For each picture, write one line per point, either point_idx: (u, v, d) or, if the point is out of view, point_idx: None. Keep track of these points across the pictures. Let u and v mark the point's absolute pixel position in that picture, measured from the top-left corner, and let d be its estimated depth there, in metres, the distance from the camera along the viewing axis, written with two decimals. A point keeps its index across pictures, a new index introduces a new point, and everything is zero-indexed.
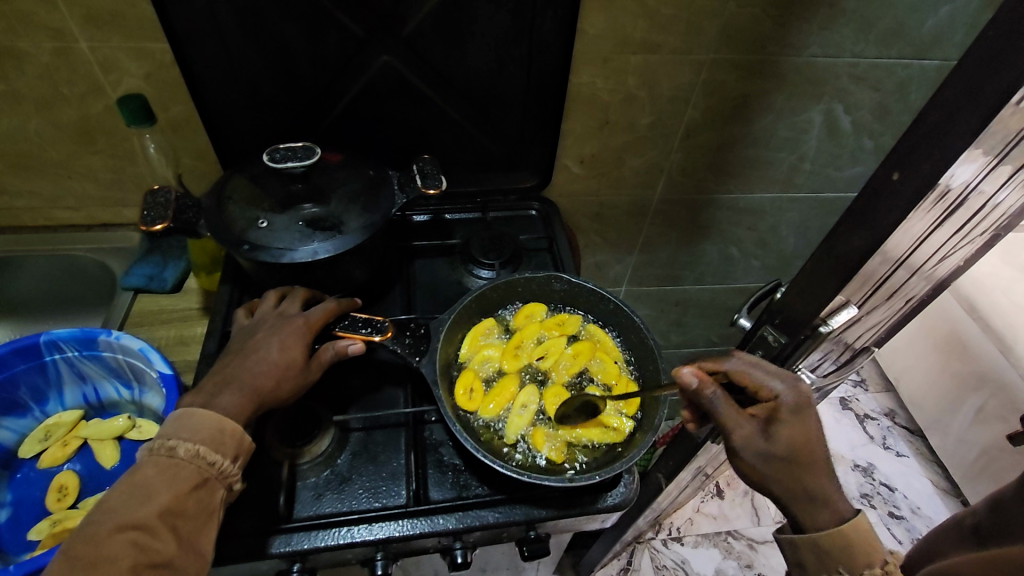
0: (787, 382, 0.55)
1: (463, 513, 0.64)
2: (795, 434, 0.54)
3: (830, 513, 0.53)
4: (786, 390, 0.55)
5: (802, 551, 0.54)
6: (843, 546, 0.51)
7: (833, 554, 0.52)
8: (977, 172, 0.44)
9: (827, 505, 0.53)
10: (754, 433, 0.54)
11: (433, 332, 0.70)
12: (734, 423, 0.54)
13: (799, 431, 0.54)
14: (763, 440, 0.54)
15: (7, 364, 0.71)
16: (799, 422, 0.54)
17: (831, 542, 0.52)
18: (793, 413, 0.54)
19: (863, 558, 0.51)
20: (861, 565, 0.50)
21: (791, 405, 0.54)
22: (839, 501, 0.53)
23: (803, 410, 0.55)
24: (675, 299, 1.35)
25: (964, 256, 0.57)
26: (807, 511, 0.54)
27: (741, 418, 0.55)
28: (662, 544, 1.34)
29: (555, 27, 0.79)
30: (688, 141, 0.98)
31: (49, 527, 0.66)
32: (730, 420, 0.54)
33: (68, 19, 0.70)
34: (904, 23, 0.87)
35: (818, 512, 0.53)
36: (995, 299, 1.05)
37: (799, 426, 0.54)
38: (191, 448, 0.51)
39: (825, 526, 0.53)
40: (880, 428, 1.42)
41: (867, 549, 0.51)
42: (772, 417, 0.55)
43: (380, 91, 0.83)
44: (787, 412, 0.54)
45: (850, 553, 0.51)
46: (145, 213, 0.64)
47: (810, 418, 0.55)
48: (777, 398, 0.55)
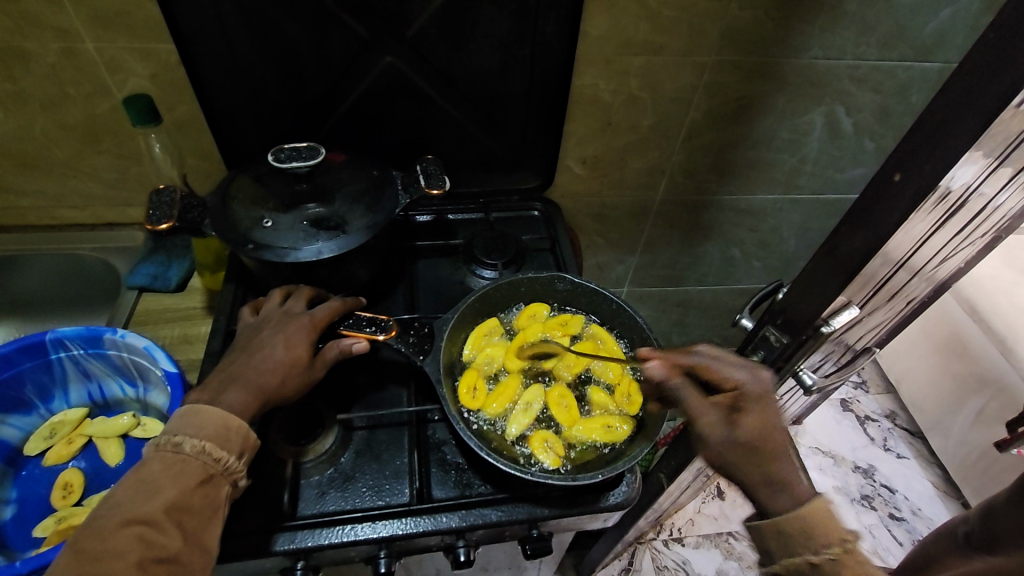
0: (748, 375, 0.58)
1: (466, 512, 0.64)
2: (757, 421, 0.54)
3: (789, 496, 0.51)
4: (747, 380, 0.57)
5: (767, 538, 0.52)
6: (802, 528, 0.49)
7: (794, 537, 0.50)
8: (977, 174, 0.45)
9: (785, 489, 0.52)
10: (717, 420, 0.56)
11: (436, 331, 0.71)
12: (699, 410, 0.57)
13: (761, 418, 0.55)
14: (725, 426, 0.55)
15: (13, 362, 0.72)
16: (761, 410, 0.55)
17: (792, 524, 0.50)
18: (755, 401, 0.56)
19: (821, 538, 0.49)
20: (819, 544, 0.49)
21: (752, 394, 0.56)
22: (798, 485, 0.52)
23: (765, 401, 0.56)
24: (676, 299, 1.35)
25: (965, 257, 0.58)
26: (767, 495, 0.52)
27: (704, 405, 0.57)
28: (663, 545, 1.33)
29: (558, 28, 0.80)
30: (689, 143, 0.99)
31: (54, 524, 0.66)
32: (695, 407, 0.57)
33: (74, 19, 0.70)
34: (905, 25, 0.88)
35: (778, 496, 0.52)
36: (996, 301, 1.06)
37: (761, 414, 0.55)
38: (197, 444, 0.51)
39: (785, 509, 0.51)
40: (881, 430, 1.41)
41: (825, 529, 0.49)
42: (736, 405, 0.56)
43: (384, 92, 0.84)
44: (747, 400, 0.56)
45: (808, 534, 0.49)
46: (150, 213, 0.65)
47: (772, 408, 0.56)
48: (740, 388, 0.57)
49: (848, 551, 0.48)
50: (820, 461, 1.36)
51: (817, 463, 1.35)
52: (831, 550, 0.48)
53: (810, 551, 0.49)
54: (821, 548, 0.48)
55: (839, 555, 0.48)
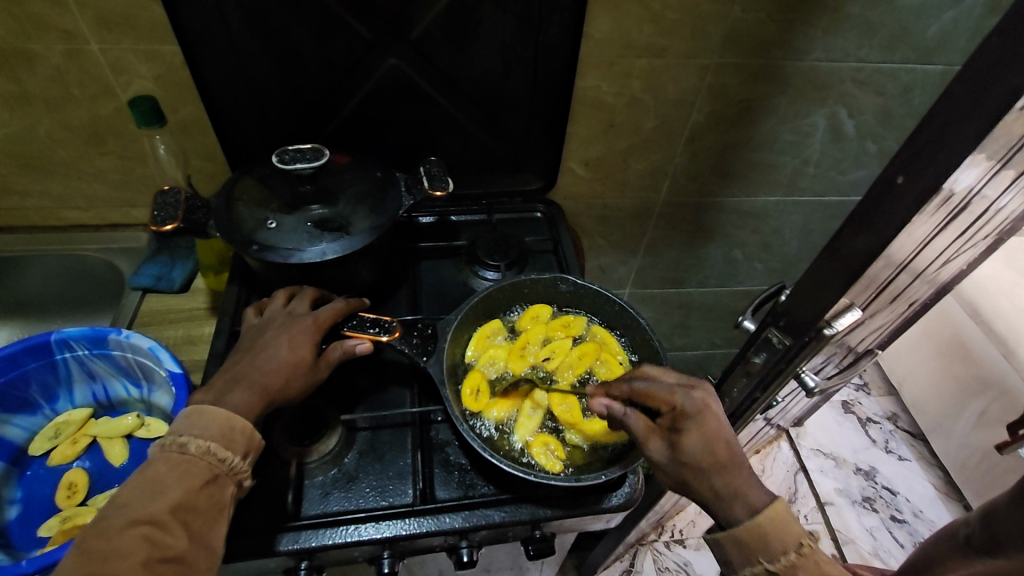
0: (684, 393, 0.57)
1: (469, 512, 0.64)
2: (696, 441, 0.54)
3: (743, 506, 0.52)
4: (682, 399, 0.57)
5: (726, 549, 0.52)
6: (758, 537, 0.50)
7: (751, 546, 0.50)
8: (980, 177, 0.45)
9: (739, 499, 0.52)
10: (661, 447, 0.57)
11: (440, 332, 0.71)
12: (644, 437, 0.58)
13: (700, 436, 0.55)
14: (670, 451, 0.56)
15: (19, 362, 0.72)
16: (698, 426, 0.55)
17: (748, 533, 0.50)
18: (691, 420, 0.55)
19: (777, 545, 0.49)
20: (776, 551, 0.49)
21: (688, 413, 0.56)
22: (751, 493, 0.52)
23: (704, 416, 0.55)
24: (679, 301, 1.35)
25: (967, 260, 0.58)
26: (722, 506, 0.53)
27: (648, 431, 0.58)
28: (665, 546, 1.31)
29: (561, 30, 0.80)
30: (692, 144, 0.99)
31: (59, 524, 0.67)
32: (640, 435, 0.58)
33: (80, 21, 0.70)
34: (908, 28, 0.88)
35: (732, 506, 0.52)
36: (998, 302, 1.04)
37: (699, 432, 0.55)
38: (203, 444, 0.52)
39: (740, 519, 0.51)
40: (883, 432, 1.41)
41: (780, 535, 0.49)
42: (675, 427, 0.56)
43: (387, 94, 0.84)
44: (685, 420, 0.56)
45: (764, 542, 0.50)
46: (155, 214, 0.65)
47: (710, 419, 0.55)
48: (676, 407, 0.57)
49: (804, 555, 0.49)
50: (821, 463, 1.36)
51: (819, 465, 1.36)
52: (788, 556, 0.49)
53: (767, 558, 0.49)
54: (778, 554, 0.49)
55: (795, 560, 0.49)
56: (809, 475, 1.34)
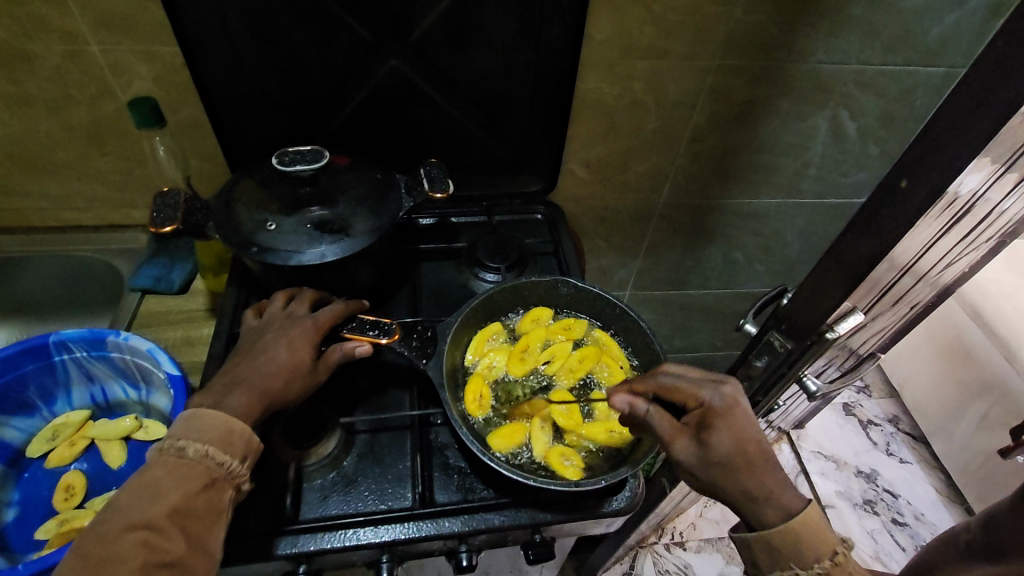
0: (713, 390, 0.57)
1: (469, 516, 0.64)
2: (725, 440, 0.54)
3: (777, 509, 0.52)
4: (711, 396, 0.56)
5: (756, 552, 0.53)
6: (792, 543, 0.51)
7: (785, 552, 0.51)
8: (983, 181, 0.45)
9: (773, 503, 0.53)
10: (689, 445, 0.56)
11: (440, 335, 0.71)
12: (670, 436, 0.57)
13: (729, 435, 0.54)
14: (698, 450, 0.55)
15: (16, 364, 0.72)
16: (727, 425, 0.55)
17: (782, 539, 0.51)
18: (721, 418, 0.55)
19: (812, 553, 0.50)
20: (810, 559, 0.50)
21: (718, 410, 0.55)
22: (786, 497, 0.53)
23: (733, 414, 0.55)
24: (679, 303, 1.35)
25: (969, 263, 0.58)
26: (754, 509, 0.53)
27: (674, 430, 0.57)
28: (665, 549, 1.31)
29: (563, 32, 0.80)
30: (693, 146, 0.99)
31: (57, 526, 0.66)
32: (665, 434, 0.57)
33: (79, 22, 0.70)
34: (911, 30, 0.88)
35: (766, 510, 0.53)
36: (999, 304, 1.03)
37: (728, 430, 0.54)
38: (201, 448, 0.51)
39: (774, 524, 0.52)
40: (884, 435, 1.40)
41: (815, 542, 0.51)
42: (703, 425, 0.56)
43: (387, 95, 0.84)
44: (714, 417, 0.55)
45: (799, 549, 0.51)
46: (154, 215, 0.65)
47: (739, 418, 0.55)
48: (704, 405, 0.56)
49: (837, 563, 0.50)
50: (822, 466, 1.36)
51: (819, 468, 1.35)
52: (822, 565, 0.50)
53: (801, 565, 0.51)
54: (812, 562, 0.50)
55: (829, 568, 0.50)
56: (811, 477, 1.34)
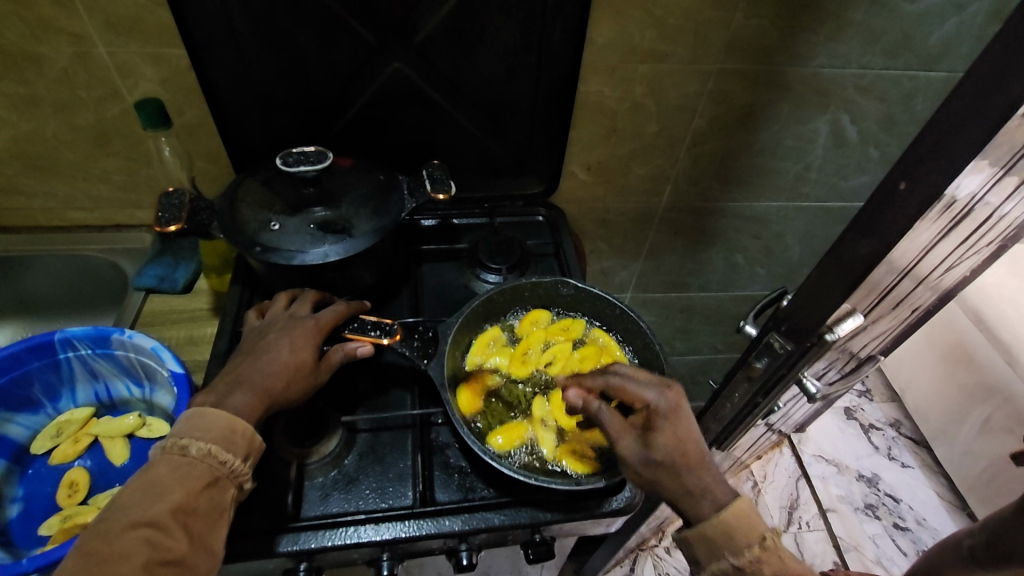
0: (658, 392, 0.59)
1: (469, 515, 0.64)
2: (670, 439, 0.56)
3: (709, 502, 0.55)
4: (658, 397, 0.58)
5: (695, 546, 0.55)
6: (723, 533, 0.53)
7: (718, 544, 0.53)
8: (983, 184, 0.45)
9: (706, 496, 0.55)
10: (634, 443, 0.57)
11: (441, 335, 0.71)
12: (618, 433, 0.58)
13: (673, 434, 0.56)
14: (643, 447, 0.57)
15: (21, 361, 0.72)
16: (672, 426, 0.57)
17: (715, 530, 0.53)
18: (667, 418, 0.57)
19: (741, 540, 0.53)
20: (741, 547, 0.53)
21: (663, 411, 0.58)
22: (717, 491, 0.55)
23: (676, 414, 0.57)
24: (680, 305, 1.35)
25: (968, 266, 0.58)
26: (689, 504, 0.56)
27: (621, 427, 0.59)
28: (665, 552, 1.30)
29: (564, 36, 0.81)
30: (694, 149, 0.99)
31: (59, 522, 0.67)
32: (613, 431, 0.59)
33: (89, 26, 0.71)
34: (911, 34, 0.88)
35: (700, 504, 0.55)
36: (1002, 310, 1.03)
37: (674, 431, 0.56)
38: (204, 446, 0.52)
39: (707, 517, 0.54)
40: (886, 439, 1.40)
41: (745, 531, 0.53)
42: (649, 425, 0.58)
43: (391, 99, 0.85)
44: (659, 418, 0.57)
45: (730, 538, 0.53)
46: (160, 215, 0.66)
47: (683, 421, 0.57)
48: (651, 406, 0.58)
49: (767, 548, 0.52)
50: (823, 470, 1.36)
51: (821, 472, 1.36)
52: (752, 550, 0.52)
53: (733, 553, 0.53)
54: (743, 549, 0.52)
55: (759, 554, 0.52)
56: (811, 481, 1.34)
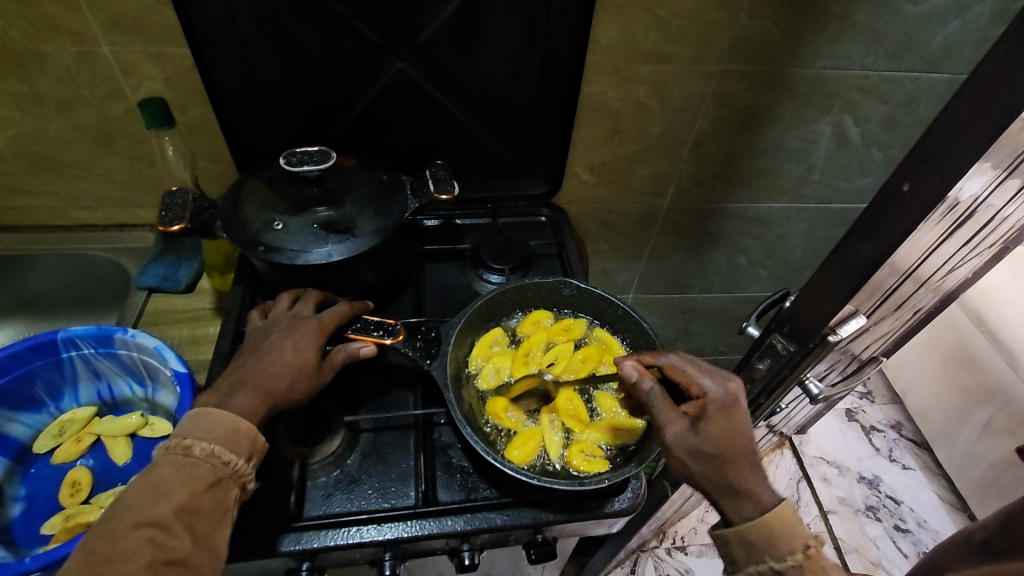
0: (715, 381, 0.59)
1: (471, 515, 0.64)
2: (721, 430, 0.56)
3: (754, 504, 0.54)
4: (714, 386, 0.59)
5: (734, 546, 0.55)
6: (766, 536, 0.53)
7: (760, 546, 0.53)
8: (985, 186, 0.45)
9: (750, 497, 0.54)
10: (684, 429, 0.57)
11: (444, 336, 0.71)
12: (667, 417, 0.58)
13: (725, 427, 0.56)
14: (691, 435, 0.57)
15: (24, 360, 0.73)
16: (725, 419, 0.56)
17: (756, 533, 0.53)
18: (721, 410, 0.57)
19: (785, 545, 0.52)
20: (784, 552, 0.52)
21: (718, 401, 0.58)
22: (763, 494, 0.54)
23: (731, 409, 0.57)
24: (682, 306, 1.35)
25: (971, 268, 0.58)
26: (732, 505, 0.55)
27: (673, 412, 0.59)
28: (666, 553, 1.30)
29: (568, 36, 0.81)
30: (697, 150, 0.99)
31: (62, 521, 0.67)
32: (663, 414, 0.59)
33: (92, 25, 0.71)
34: (914, 36, 0.88)
35: (743, 505, 0.55)
36: (1003, 312, 1.02)
37: (725, 425, 0.56)
38: (207, 446, 0.52)
39: (750, 518, 0.54)
40: (886, 441, 1.40)
41: (789, 536, 0.52)
42: (702, 414, 0.57)
43: (394, 98, 0.85)
44: (713, 408, 0.57)
45: (773, 542, 0.52)
46: (163, 214, 0.66)
47: (737, 417, 0.57)
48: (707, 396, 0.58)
49: (810, 556, 0.51)
50: (823, 471, 1.36)
51: (821, 474, 1.36)
52: (795, 557, 0.51)
53: (774, 558, 0.52)
54: (785, 554, 0.52)
55: (802, 561, 0.51)
56: (811, 483, 1.34)
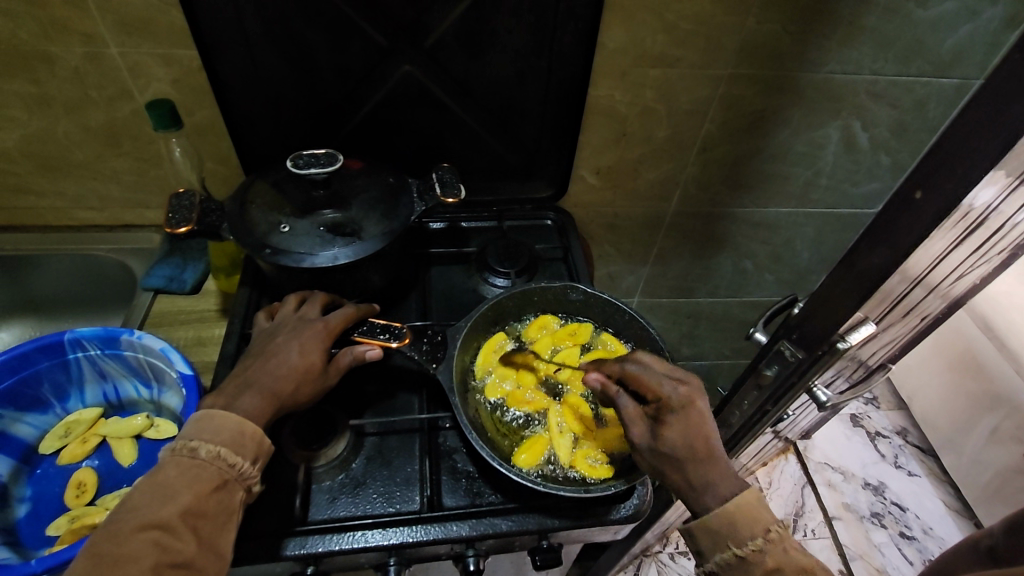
0: (671, 385, 0.59)
1: (477, 520, 0.64)
2: (676, 432, 0.56)
3: (715, 495, 0.53)
4: (668, 389, 0.58)
5: (698, 537, 0.53)
6: (728, 523, 0.52)
7: (722, 534, 0.52)
8: (997, 194, 0.45)
9: (710, 490, 0.53)
10: (645, 433, 0.58)
11: (450, 339, 0.71)
12: (630, 422, 0.60)
13: (681, 428, 0.56)
14: (651, 438, 0.57)
15: (31, 361, 0.73)
16: (681, 420, 0.56)
17: (719, 521, 0.52)
18: (675, 412, 0.57)
19: (746, 531, 0.51)
20: (744, 537, 0.51)
21: (674, 405, 0.57)
22: (724, 485, 0.53)
23: (686, 410, 0.57)
24: (688, 311, 1.35)
25: (979, 275, 0.57)
26: (694, 497, 0.54)
27: (635, 415, 0.60)
28: (669, 558, 1.30)
29: (575, 39, 0.80)
30: (704, 154, 0.99)
31: (68, 523, 0.67)
32: (626, 419, 0.60)
33: (101, 26, 0.72)
34: (924, 40, 0.88)
35: (704, 495, 0.54)
36: (1011, 317, 1.01)
37: (679, 424, 0.56)
38: (213, 449, 0.52)
39: (712, 508, 0.53)
40: (892, 447, 1.39)
41: (749, 521, 0.51)
42: (659, 417, 0.58)
43: (401, 100, 0.85)
44: (669, 411, 0.57)
45: (734, 528, 0.51)
46: (171, 216, 0.65)
47: (694, 417, 0.56)
48: (663, 399, 0.58)
49: (772, 540, 0.50)
50: (828, 477, 1.35)
51: (826, 479, 1.35)
52: (757, 542, 0.50)
53: (737, 543, 0.51)
54: (746, 540, 0.51)
55: (763, 545, 0.50)
56: (816, 489, 1.34)
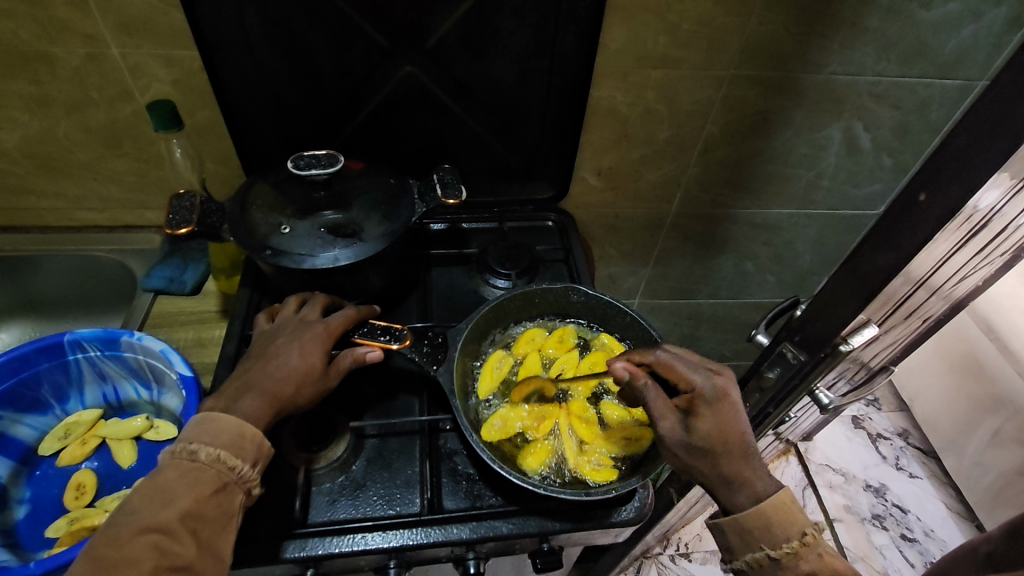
0: (705, 376, 0.58)
1: (477, 523, 0.64)
2: (712, 425, 0.55)
3: (748, 494, 0.53)
4: (703, 381, 0.58)
5: (728, 535, 0.54)
6: (762, 524, 0.52)
7: (755, 534, 0.52)
8: (1001, 197, 0.44)
9: (744, 487, 0.54)
10: (677, 425, 0.57)
11: (450, 341, 0.71)
12: (659, 414, 0.58)
13: (716, 421, 0.55)
14: (684, 431, 0.56)
15: (31, 363, 0.73)
16: (716, 414, 0.56)
17: (752, 521, 0.52)
18: (710, 405, 0.56)
19: (781, 533, 0.51)
20: (779, 539, 0.51)
21: (708, 397, 0.57)
22: (759, 483, 0.54)
23: (721, 403, 0.56)
24: (688, 313, 1.34)
25: (981, 277, 0.56)
26: (726, 494, 0.55)
27: (665, 407, 0.58)
28: (670, 560, 1.29)
29: (577, 41, 0.80)
30: (705, 155, 0.98)
31: (67, 525, 0.67)
32: (655, 411, 0.58)
33: (102, 27, 0.71)
34: (927, 42, 0.87)
35: (737, 494, 0.54)
36: (1013, 319, 1.00)
37: (714, 418, 0.55)
38: (213, 452, 0.51)
39: (744, 507, 0.53)
40: (894, 449, 1.39)
41: (785, 522, 0.51)
42: (692, 410, 0.57)
43: (402, 101, 0.85)
44: (703, 404, 0.56)
45: (768, 529, 0.52)
46: (171, 217, 0.65)
47: (729, 410, 0.56)
48: (697, 391, 0.57)
49: (808, 544, 0.51)
50: (829, 479, 1.35)
51: (827, 481, 1.35)
52: (791, 544, 0.50)
53: (770, 545, 0.51)
54: (781, 541, 0.51)
55: (797, 548, 0.50)
56: (817, 490, 1.33)
